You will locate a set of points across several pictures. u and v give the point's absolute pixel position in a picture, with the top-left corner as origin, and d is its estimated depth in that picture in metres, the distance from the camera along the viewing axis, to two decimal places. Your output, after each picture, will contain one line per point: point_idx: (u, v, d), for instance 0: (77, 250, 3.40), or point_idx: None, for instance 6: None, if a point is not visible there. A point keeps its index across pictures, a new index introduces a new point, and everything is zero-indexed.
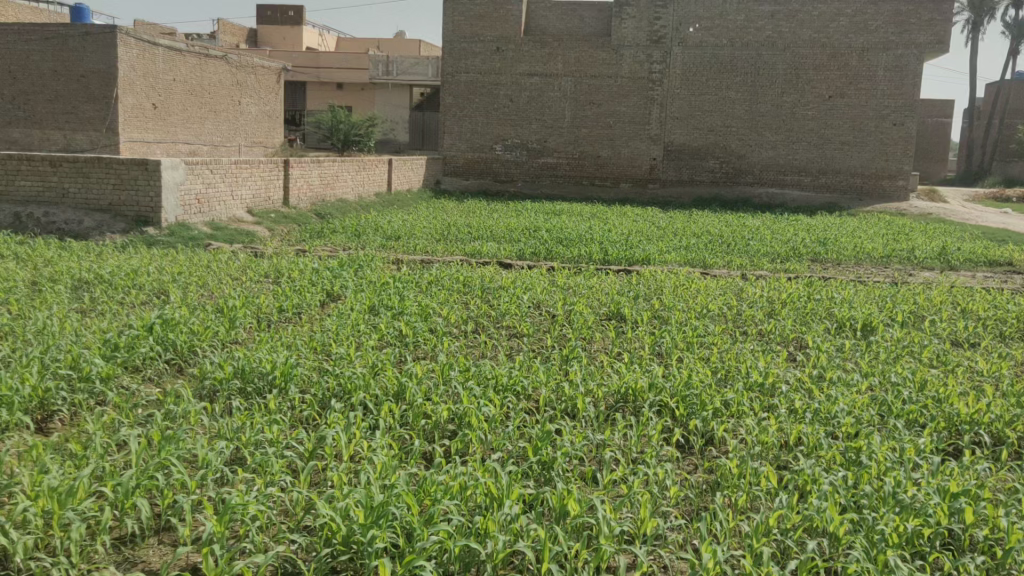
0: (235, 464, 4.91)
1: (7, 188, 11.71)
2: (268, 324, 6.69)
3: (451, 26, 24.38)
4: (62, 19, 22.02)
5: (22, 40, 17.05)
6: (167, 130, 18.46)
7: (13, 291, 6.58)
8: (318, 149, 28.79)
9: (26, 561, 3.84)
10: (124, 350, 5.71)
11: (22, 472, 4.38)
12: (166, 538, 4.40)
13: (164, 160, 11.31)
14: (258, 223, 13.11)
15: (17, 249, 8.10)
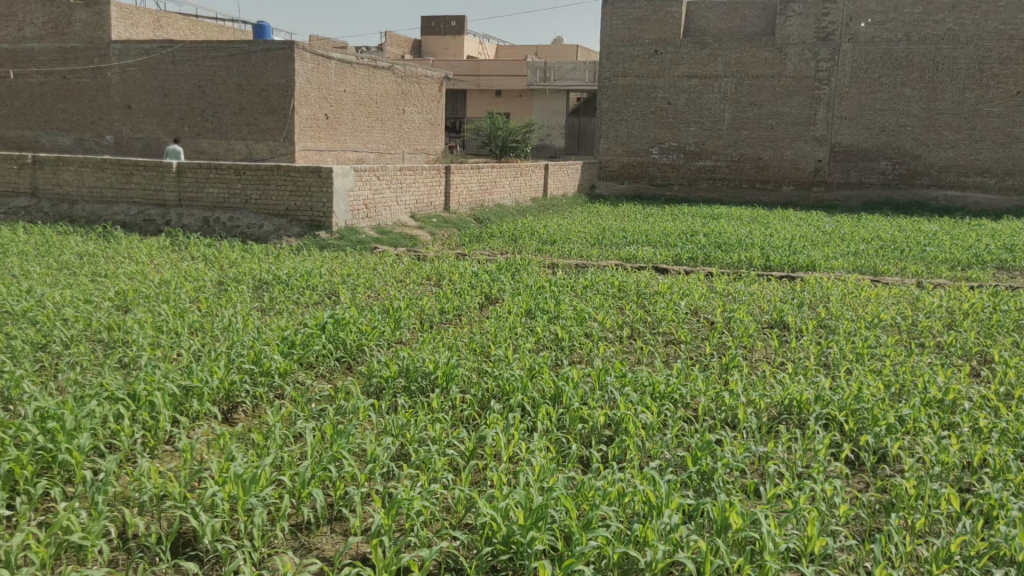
0: (400, 459, 5.10)
1: (197, 194, 12.71)
2: (430, 325, 6.92)
3: (610, 31, 24.49)
4: (244, 37, 23.72)
5: (210, 57, 18.42)
6: (338, 138, 19.47)
7: (203, 290, 7.13)
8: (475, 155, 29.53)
9: (214, 542, 4.14)
10: (300, 348, 6.06)
11: (212, 458, 4.72)
12: (337, 527, 4.62)
13: (336, 167, 11.94)
14: (421, 227, 13.59)
15: (206, 251, 8.78)
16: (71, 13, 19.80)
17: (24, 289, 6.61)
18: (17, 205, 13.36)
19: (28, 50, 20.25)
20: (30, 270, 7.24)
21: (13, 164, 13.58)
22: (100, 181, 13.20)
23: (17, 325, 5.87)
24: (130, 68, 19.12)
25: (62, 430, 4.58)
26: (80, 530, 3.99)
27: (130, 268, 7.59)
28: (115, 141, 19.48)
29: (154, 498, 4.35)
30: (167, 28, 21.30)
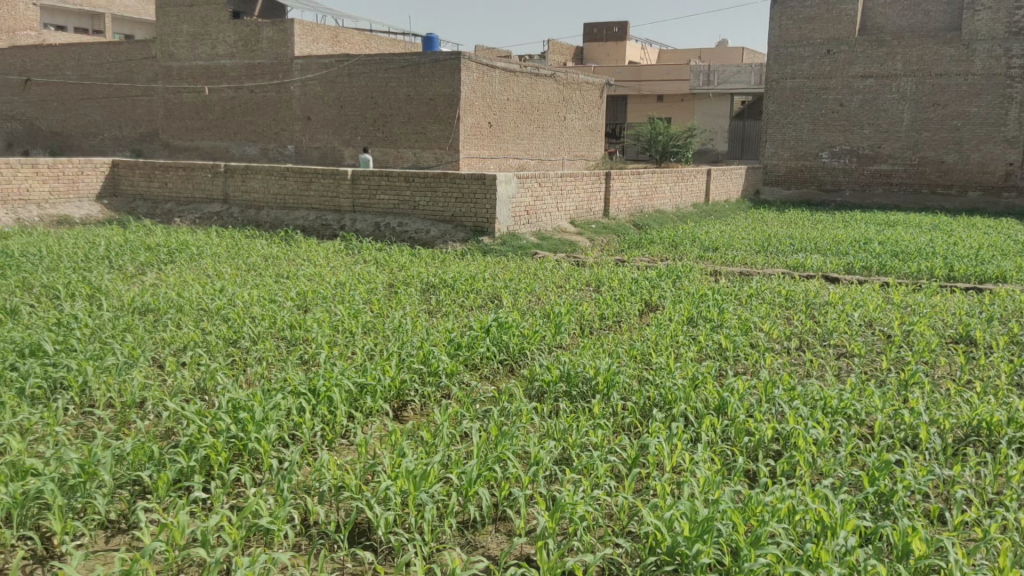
0: (562, 463, 5.12)
1: (370, 201, 13.36)
2: (590, 331, 6.96)
3: (779, 31, 23.78)
4: (413, 49, 24.69)
5: (384, 69, 19.24)
6: (501, 146, 19.90)
7: (376, 292, 7.49)
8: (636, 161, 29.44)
9: (387, 534, 4.31)
10: (465, 349, 6.23)
11: (385, 454, 4.92)
12: (501, 527, 4.71)
13: (500, 174, 12.21)
14: (581, 233, 13.66)
15: (378, 254, 9.23)
16: (259, 32, 21.31)
17: (218, 288, 7.15)
18: (210, 211, 14.53)
19: (221, 67, 21.98)
20: (223, 271, 7.83)
21: (207, 173, 14.78)
22: (283, 189, 14.14)
23: (212, 322, 6.37)
24: (310, 81, 20.37)
25: (251, 420, 4.92)
26: (267, 516, 4.26)
27: (310, 270, 8.06)
28: (296, 151, 20.81)
29: (332, 489, 4.59)
30: (344, 42, 22.48)
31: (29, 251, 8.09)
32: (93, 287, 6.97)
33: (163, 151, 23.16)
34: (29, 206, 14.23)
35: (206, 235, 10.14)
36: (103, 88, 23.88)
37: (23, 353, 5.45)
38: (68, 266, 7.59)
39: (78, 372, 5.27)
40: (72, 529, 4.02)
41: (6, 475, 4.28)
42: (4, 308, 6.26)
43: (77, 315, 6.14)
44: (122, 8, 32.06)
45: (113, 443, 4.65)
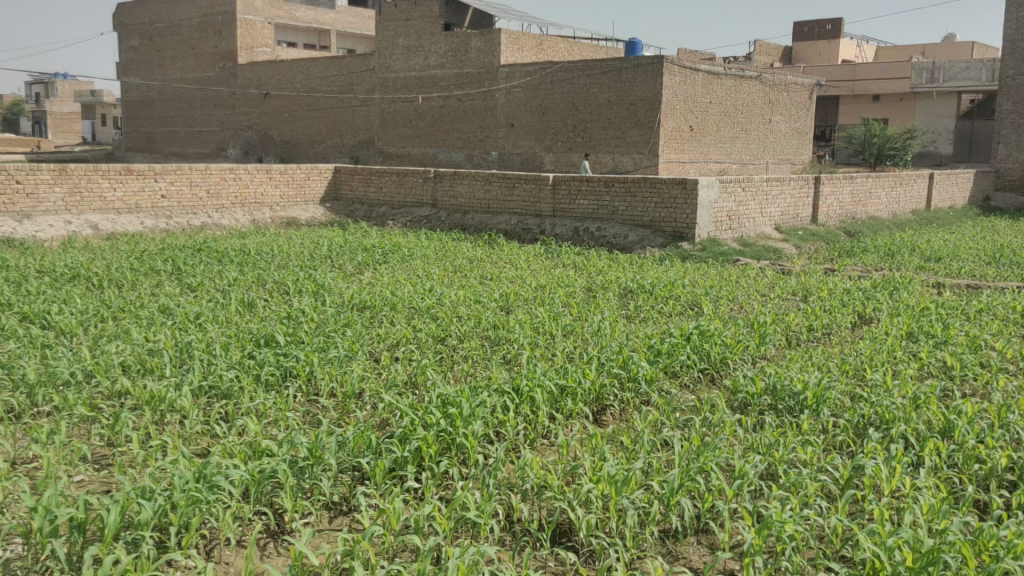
0: (768, 478, 4.93)
1: (570, 205, 13.55)
2: (797, 344, 6.68)
3: (1015, 24, 21.72)
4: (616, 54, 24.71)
5: (586, 75, 19.43)
6: (701, 150, 19.55)
7: (575, 296, 7.58)
8: (847, 165, 27.90)
9: (589, 537, 4.31)
10: (665, 356, 6.15)
11: (585, 457, 4.93)
12: (703, 540, 4.59)
13: (702, 179, 11.98)
14: (787, 240, 13.13)
15: (576, 258, 9.33)
16: (468, 42, 22.15)
17: (427, 288, 7.51)
18: (420, 215, 15.30)
19: (432, 77, 23.06)
20: (432, 272, 8.21)
21: (417, 178, 15.58)
22: (487, 194, 14.64)
23: (422, 320, 6.69)
24: (515, 89, 20.93)
25: (459, 415, 5.10)
26: (474, 509, 4.40)
27: (512, 272, 8.28)
28: (498, 156, 21.44)
29: (535, 487, 4.66)
30: (548, 50, 22.92)
31: (264, 250, 8.87)
32: (318, 284, 7.53)
33: (377, 158, 24.67)
34: (264, 209, 15.66)
35: (415, 236, 10.64)
36: (327, 100, 25.77)
37: (259, 343, 5.97)
38: (296, 264, 8.25)
39: (305, 362, 5.71)
40: (300, 508, 4.35)
41: (245, 453, 4.70)
42: (243, 301, 6.88)
43: (303, 310, 6.65)
44: (346, 24, 34.42)
45: (337, 429, 4.99)
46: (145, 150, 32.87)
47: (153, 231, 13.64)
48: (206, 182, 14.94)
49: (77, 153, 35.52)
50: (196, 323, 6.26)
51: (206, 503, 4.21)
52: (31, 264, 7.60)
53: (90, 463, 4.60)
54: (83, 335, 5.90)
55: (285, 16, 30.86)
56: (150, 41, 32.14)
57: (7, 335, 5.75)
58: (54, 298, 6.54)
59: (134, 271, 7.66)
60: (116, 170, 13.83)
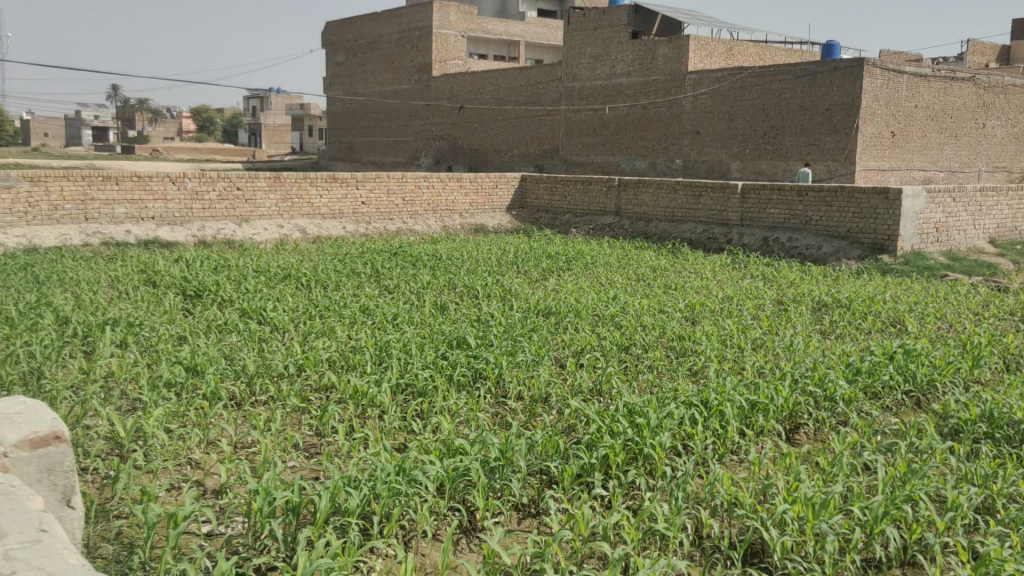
0: (985, 513, 4.54)
1: (759, 215, 13.19)
2: (1017, 369, 6.14)
3: None
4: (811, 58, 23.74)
5: (778, 80, 18.79)
6: (903, 156, 18.43)
7: (765, 309, 7.35)
8: None
9: (784, 560, 4.11)
10: (866, 375, 5.83)
11: (778, 476, 4.74)
12: (910, 574, 4.29)
13: (907, 188, 11.27)
14: (1003, 255, 12.12)
15: (765, 270, 9.04)
16: (655, 49, 22.03)
17: (611, 296, 7.52)
18: (603, 223, 15.38)
19: (618, 85, 23.11)
20: (616, 280, 8.22)
21: (601, 187, 15.67)
22: (672, 203, 14.51)
23: (606, 327, 6.71)
24: (702, 96, 20.58)
25: (647, 425, 5.05)
26: (663, 521, 4.32)
27: (697, 282, 8.15)
28: (683, 164, 21.17)
29: (726, 503, 4.51)
30: (737, 56, 22.40)
31: (455, 255, 9.22)
32: (505, 289, 7.72)
33: (561, 166, 25.02)
34: (454, 215, 16.27)
35: (599, 244, 10.66)
36: (511, 109, 26.40)
37: (452, 344, 6.21)
38: (485, 269, 8.52)
39: (495, 365, 5.87)
40: (491, 508, 4.46)
41: (440, 450, 4.89)
42: (436, 304, 7.18)
43: (492, 314, 6.83)
44: (533, 35, 35.13)
45: (526, 432, 5.07)
46: (344, 159, 35.07)
47: (354, 235, 14.49)
48: (401, 189, 15.70)
49: (286, 162, 38.46)
50: (393, 324, 6.60)
51: (405, 495, 4.42)
52: (250, 264, 8.29)
53: (302, 450, 4.94)
54: (293, 331, 6.36)
55: (476, 29, 31.96)
56: (353, 56, 34.22)
57: (229, 329, 6.29)
58: (269, 296, 7.08)
59: (338, 272, 8.19)
60: (323, 177, 14.80)
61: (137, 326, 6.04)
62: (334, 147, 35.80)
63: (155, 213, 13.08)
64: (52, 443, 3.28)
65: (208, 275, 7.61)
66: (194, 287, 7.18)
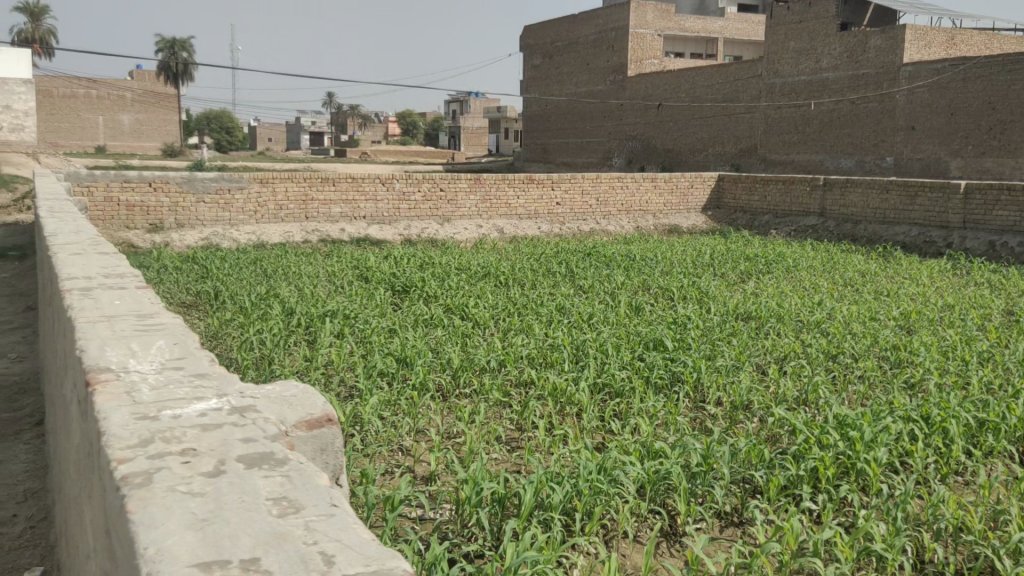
0: None
1: (985, 217, 12.20)
2: None
3: None
4: None
5: (1007, 70, 17.31)
6: None
7: (991, 320, 6.76)
8: None
9: None
10: None
11: (1013, 503, 4.32)
12: None
13: None
14: None
15: (994, 276, 8.34)
16: (866, 42, 20.90)
17: (816, 302, 7.21)
18: (806, 224, 14.76)
19: (824, 81, 22.10)
20: (820, 284, 7.86)
21: (805, 187, 15.06)
22: (884, 204, 13.70)
23: (812, 334, 6.42)
24: (918, 89, 19.26)
25: (860, 439, 4.77)
26: (880, 542, 4.02)
27: (913, 289, 7.64)
28: (894, 163, 19.89)
29: (952, 528, 4.15)
30: (960, 45, 20.83)
31: (649, 256, 9.15)
32: (702, 291, 7.59)
33: (759, 165, 24.18)
34: (648, 216, 16.18)
35: (802, 247, 10.25)
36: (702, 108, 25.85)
37: (648, 345, 6.18)
38: (681, 271, 8.40)
39: (694, 368, 5.77)
40: (693, 514, 4.36)
41: (640, 452, 4.84)
42: (631, 305, 7.17)
43: (690, 317, 6.74)
44: (733, 32, 34.36)
45: (730, 439, 4.94)
46: (539, 161, 35.81)
47: (549, 236, 14.77)
48: (596, 190, 15.78)
49: (480, 164, 39.75)
50: (590, 324, 6.64)
51: (605, 494, 4.42)
52: (452, 262, 8.63)
53: (504, 444, 5.06)
54: (493, 328, 6.55)
55: (673, 28, 31.65)
56: (551, 58, 34.78)
57: (434, 323, 6.58)
58: (469, 293, 7.34)
59: (534, 271, 8.36)
60: (521, 178, 15.13)
61: (352, 318, 6.46)
62: (529, 148, 36.63)
63: (366, 213, 13.91)
64: (328, 427, 2.34)
65: (414, 272, 8.01)
66: (402, 283, 7.57)
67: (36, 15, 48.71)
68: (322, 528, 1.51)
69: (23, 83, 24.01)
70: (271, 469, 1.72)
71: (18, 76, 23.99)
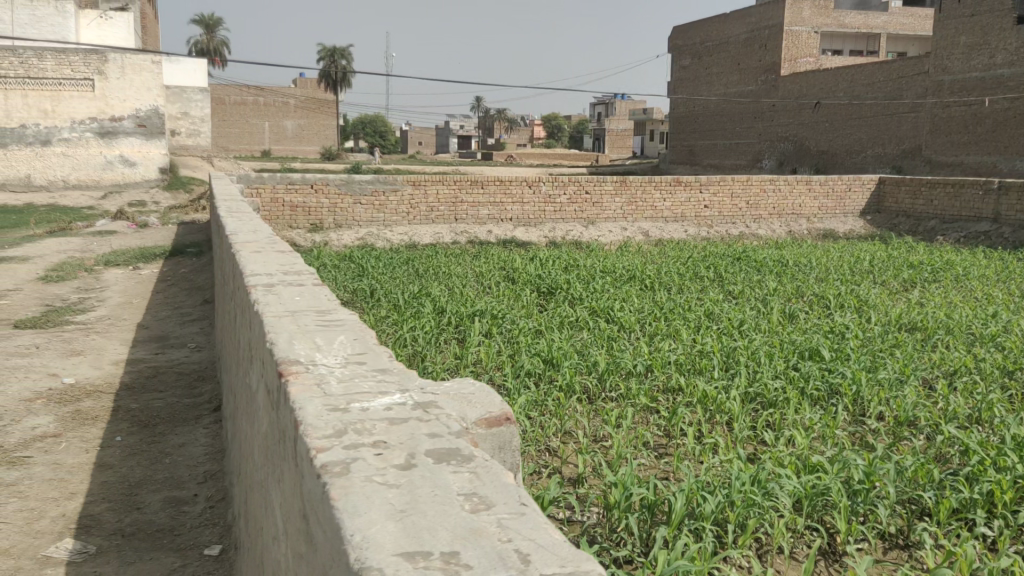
0: None
1: None
2: None
3: None
4: None
5: None
6: None
7: None
8: None
9: None
10: None
11: None
12: None
13: None
14: None
15: None
16: None
17: (990, 314, 6.74)
18: (977, 230, 13.92)
19: (998, 77, 20.80)
20: (994, 295, 7.34)
21: (977, 192, 14.25)
22: None
23: (985, 349, 6.01)
24: None
25: None
26: None
27: None
28: None
29: None
30: None
31: (802, 261, 8.84)
32: (860, 299, 7.25)
33: (922, 167, 22.86)
34: (801, 220, 15.64)
35: (972, 254, 9.59)
36: (859, 107, 24.70)
37: (804, 355, 5.96)
38: (837, 277, 8.06)
39: (853, 381, 5.50)
40: (855, 532, 4.12)
41: (796, 465, 4.64)
42: (784, 312, 6.93)
43: (848, 326, 6.45)
44: (897, 27, 32.83)
45: (894, 457, 4.66)
46: (684, 163, 35.29)
47: (695, 239, 14.51)
48: (746, 193, 15.38)
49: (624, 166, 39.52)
50: (740, 330, 6.47)
51: (759, 507, 4.23)
52: (598, 264, 8.63)
53: (652, 450, 4.97)
54: (640, 331, 6.49)
55: (830, 25, 30.54)
56: (700, 59, 34.17)
57: (580, 326, 6.60)
58: (615, 296, 7.32)
59: (681, 275, 8.22)
60: (667, 181, 14.93)
61: (500, 318, 6.56)
62: (675, 151, 36.17)
63: (512, 215, 14.13)
64: (506, 425, 2.37)
65: (560, 274, 8.05)
66: (547, 285, 7.63)
67: (211, 27, 52.14)
68: (514, 526, 1.53)
69: (200, 91, 25.72)
70: (460, 465, 1.76)
71: (197, 85, 25.76)
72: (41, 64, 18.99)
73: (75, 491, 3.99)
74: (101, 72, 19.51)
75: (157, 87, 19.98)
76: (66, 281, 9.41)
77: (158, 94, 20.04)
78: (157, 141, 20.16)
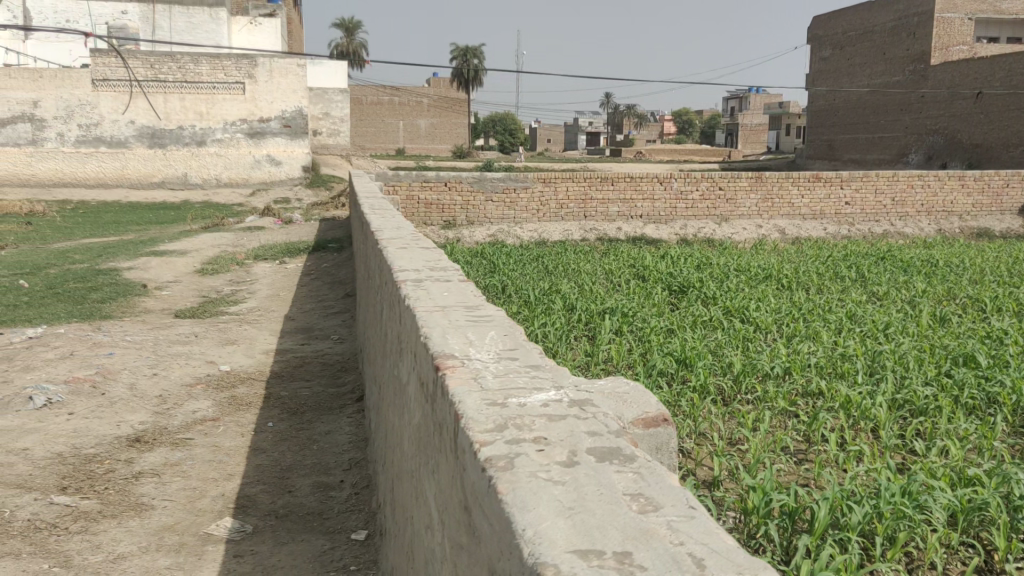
0: None
1: None
2: None
3: None
4: None
5: None
6: None
7: None
8: None
9: None
10: None
11: None
12: None
13: None
14: None
15: None
16: None
17: None
18: None
19: None
20: None
21: None
22: None
23: None
24: None
25: None
26: None
27: None
28: None
29: None
30: None
31: (955, 262, 8.34)
32: (1020, 303, 6.77)
33: None
34: (953, 218, 14.78)
35: None
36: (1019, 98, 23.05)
37: (957, 361, 5.61)
38: (993, 279, 7.56)
39: (1013, 390, 5.15)
40: (1017, 552, 3.84)
41: (950, 478, 4.36)
42: (934, 315, 6.56)
43: (1007, 332, 6.04)
44: None
45: None
46: (823, 158, 33.99)
47: (835, 238, 13.96)
48: (892, 189, 14.65)
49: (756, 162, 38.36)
50: (886, 334, 6.16)
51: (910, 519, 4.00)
52: (731, 263, 8.43)
53: (791, 456, 4.78)
54: (777, 333, 6.29)
55: (987, 10, 28.66)
56: (841, 50, 32.75)
57: (713, 326, 6.46)
58: (750, 295, 7.12)
59: (820, 275, 7.92)
60: (805, 177, 14.40)
61: (631, 317, 6.50)
62: (814, 145, 34.86)
63: (643, 212, 13.97)
64: (663, 426, 2.35)
65: (691, 272, 7.90)
66: (679, 284, 7.51)
67: (349, 30, 54.00)
68: (686, 529, 1.50)
69: (340, 93, 26.70)
70: (622, 464, 1.75)
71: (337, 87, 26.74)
72: (197, 69, 20.21)
73: (233, 473, 4.22)
74: (251, 76, 20.53)
75: (302, 89, 20.84)
76: (220, 274, 9.98)
77: (303, 95, 20.91)
78: (302, 142, 21.11)
